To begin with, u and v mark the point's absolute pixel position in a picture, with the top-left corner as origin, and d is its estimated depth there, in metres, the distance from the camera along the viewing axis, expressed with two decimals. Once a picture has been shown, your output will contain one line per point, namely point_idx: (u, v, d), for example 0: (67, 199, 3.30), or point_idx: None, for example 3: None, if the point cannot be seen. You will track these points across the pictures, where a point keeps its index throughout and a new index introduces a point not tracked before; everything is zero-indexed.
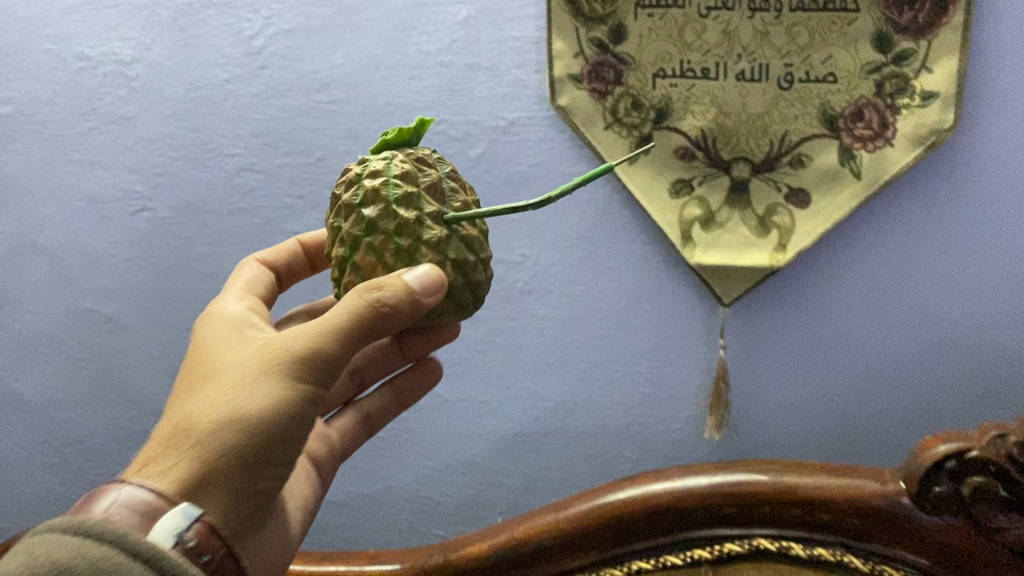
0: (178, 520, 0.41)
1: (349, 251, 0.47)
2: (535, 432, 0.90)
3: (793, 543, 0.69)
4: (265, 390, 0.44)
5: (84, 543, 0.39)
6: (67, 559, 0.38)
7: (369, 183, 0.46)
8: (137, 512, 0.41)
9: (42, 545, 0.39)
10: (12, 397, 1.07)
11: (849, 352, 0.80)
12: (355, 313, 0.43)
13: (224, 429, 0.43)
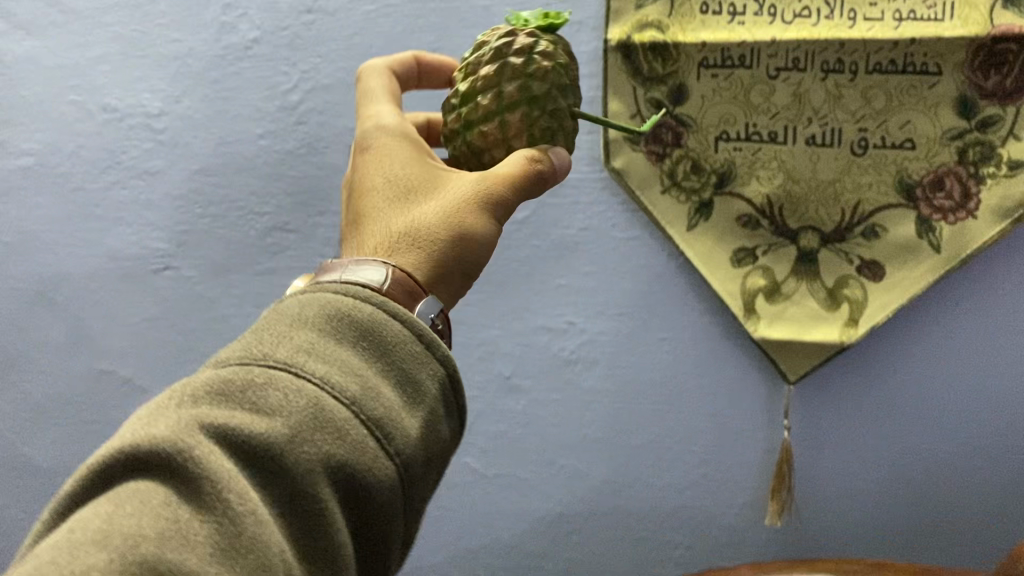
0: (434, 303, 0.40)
1: (503, 108, 0.47)
2: (578, 512, 0.84)
3: None
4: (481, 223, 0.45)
5: (357, 304, 0.36)
6: (351, 308, 0.35)
7: (544, 60, 0.47)
8: (402, 287, 0.39)
9: (321, 296, 0.36)
10: (19, 461, 1.01)
11: (923, 437, 0.75)
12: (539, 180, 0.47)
13: (456, 238, 0.43)
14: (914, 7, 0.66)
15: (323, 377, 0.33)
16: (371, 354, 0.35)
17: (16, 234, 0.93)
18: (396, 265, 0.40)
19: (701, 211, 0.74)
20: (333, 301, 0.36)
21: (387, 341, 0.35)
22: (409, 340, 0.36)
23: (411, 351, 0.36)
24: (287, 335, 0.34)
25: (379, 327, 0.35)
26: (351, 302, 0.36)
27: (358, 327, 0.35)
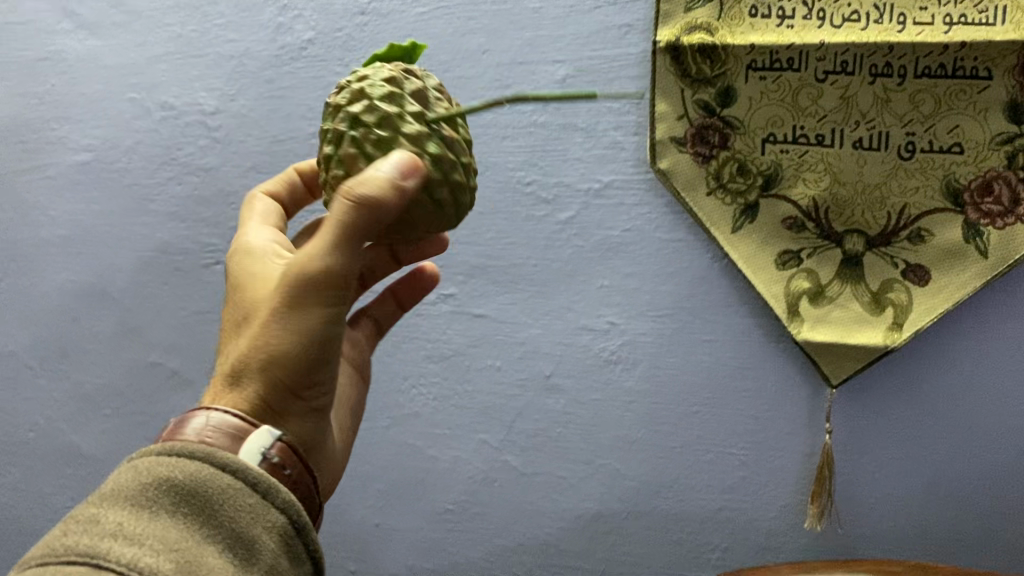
0: (265, 438, 0.43)
1: (336, 147, 0.47)
2: (616, 512, 0.85)
3: None
4: (304, 314, 0.43)
5: (170, 471, 0.39)
6: (174, 473, 0.39)
7: (356, 85, 0.47)
8: (224, 432, 0.42)
9: (144, 462, 0.40)
10: (69, 449, 1.04)
11: (964, 447, 0.75)
12: (356, 217, 0.41)
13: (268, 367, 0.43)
14: (965, 12, 0.66)
15: (131, 560, 0.35)
16: (191, 519, 0.38)
17: (73, 227, 0.96)
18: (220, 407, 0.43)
19: (746, 213, 0.75)
20: (153, 471, 0.39)
21: (207, 502, 0.39)
22: (238, 495, 0.40)
23: (240, 503, 0.40)
24: (100, 520, 0.37)
25: (202, 489, 0.39)
26: (173, 470, 0.39)
27: (178, 499, 0.38)
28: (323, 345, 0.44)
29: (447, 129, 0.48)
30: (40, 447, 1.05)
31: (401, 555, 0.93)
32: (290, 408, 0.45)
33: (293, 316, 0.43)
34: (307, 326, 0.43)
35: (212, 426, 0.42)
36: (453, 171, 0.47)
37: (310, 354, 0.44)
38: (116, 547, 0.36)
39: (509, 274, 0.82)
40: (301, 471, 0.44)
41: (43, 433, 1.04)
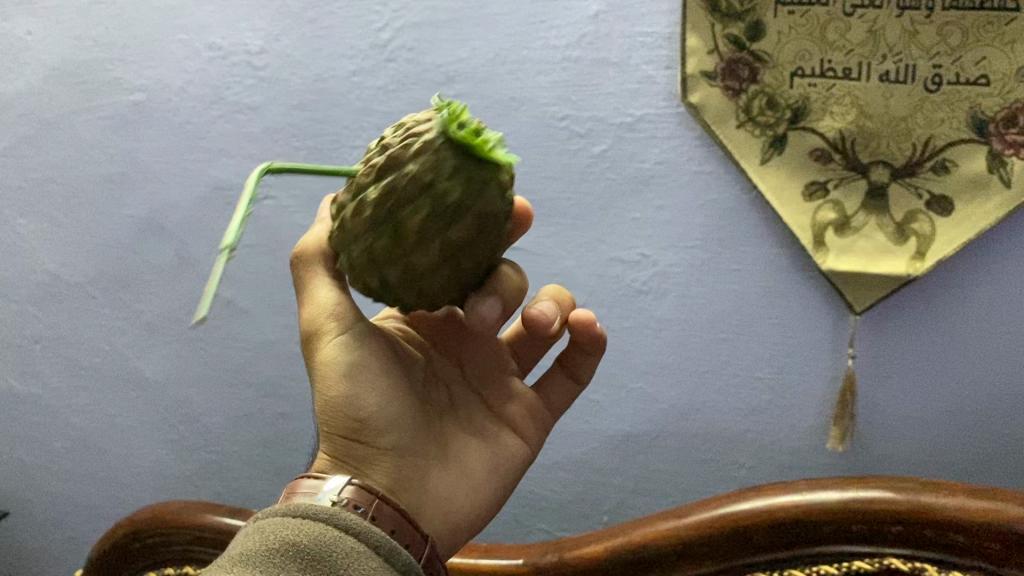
0: (333, 486, 0.47)
1: None
2: (646, 432, 0.89)
3: (928, 565, 0.65)
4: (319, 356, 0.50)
5: (298, 531, 0.43)
6: (299, 537, 0.43)
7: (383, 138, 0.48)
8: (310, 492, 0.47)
9: (270, 525, 0.44)
10: (133, 374, 1.10)
11: (983, 371, 0.77)
12: (304, 270, 0.51)
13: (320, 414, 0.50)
14: None
15: None
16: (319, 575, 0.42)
17: (130, 164, 1.01)
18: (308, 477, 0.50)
19: (775, 145, 0.77)
20: (279, 536, 0.43)
21: (335, 563, 0.43)
22: (362, 559, 0.43)
23: (363, 567, 0.43)
24: None
25: (327, 551, 0.43)
26: (299, 533, 0.43)
27: (304, 563, 0.42)
28: (346, 374, 0.49)
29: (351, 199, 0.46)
30: (107, 372, 1.11)
31: None
32: (359, 449, 0.49)
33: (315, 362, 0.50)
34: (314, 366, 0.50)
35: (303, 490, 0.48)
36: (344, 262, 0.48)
37: (338, 385, 0.49)
38: None
39: (544, 207, 0.85)
40: (382, 505, 0.47)
41: (108, 359, 1.11)
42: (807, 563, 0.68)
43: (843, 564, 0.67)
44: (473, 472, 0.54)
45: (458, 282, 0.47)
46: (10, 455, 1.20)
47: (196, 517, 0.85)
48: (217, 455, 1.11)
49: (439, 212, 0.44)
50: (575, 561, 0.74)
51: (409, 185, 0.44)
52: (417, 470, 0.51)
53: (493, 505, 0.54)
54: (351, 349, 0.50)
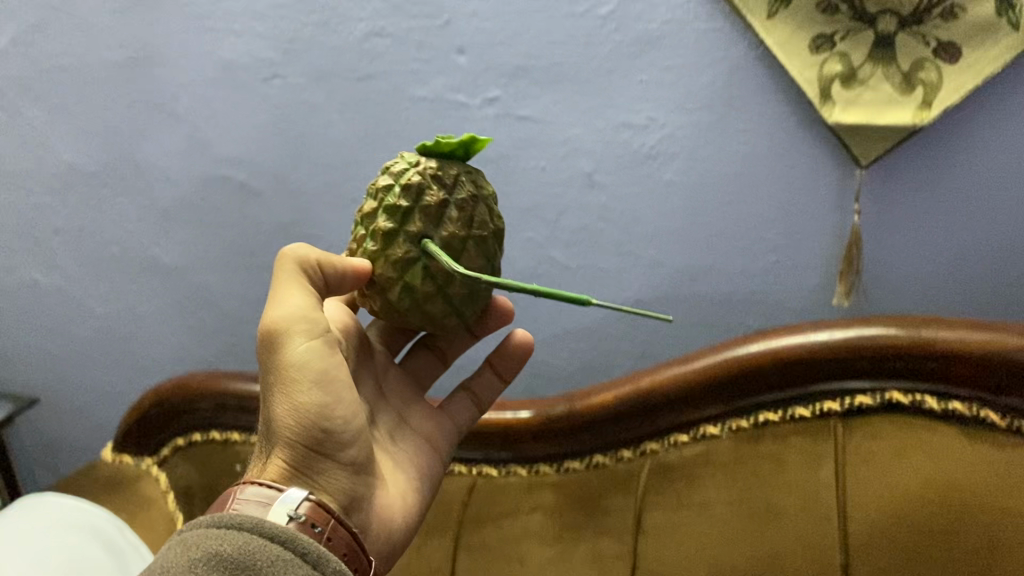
0: (289, 503, 0.49)
1: None
2: (654, 298, 0.91)
3: (927, 397, 0.66)
4: (285, 368, 0.52)
5: (224, 534, 0.45)
6: (223, 548, 0.44)
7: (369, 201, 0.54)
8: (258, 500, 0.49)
9: (194, 537, 0.45)
10: (152, 260, 1.12)
11: (988, 221, 0.79)
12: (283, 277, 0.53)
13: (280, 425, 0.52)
14: None
15: None
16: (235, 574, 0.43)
17: (135, 47, 1.01)
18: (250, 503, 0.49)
19: None
20: (204, 549, 0.44)
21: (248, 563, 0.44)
22: (290, 567, 0.45)
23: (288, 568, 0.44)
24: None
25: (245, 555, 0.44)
26: (226, 544, 0.44)
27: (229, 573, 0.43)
28: (317, 382, 0.52)
29: (399, 256, 0.50)
30: (128, 261, 1.13)
31: None
32: (322, 459, 0.53)
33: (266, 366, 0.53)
34: (294, 388, 0.52)
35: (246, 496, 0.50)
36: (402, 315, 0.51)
37: (311, 396, 0.52)
38: None
39: (551, 73, 0.85)
40: (335, 526, 0.50)
41: (128, 247, 1.13)
42: (810, 402, 0.69)
43: (846, 401, 0.68)
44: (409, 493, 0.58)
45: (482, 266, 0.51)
46: (36, 345, 1.22)
47: (221, 386, 0.87)
48: (237, 339, 1.13)
49: (440, 219, 0.49)
50: (583, 411, 0.76)
51: (416, 196, 0.49)
52: (369, 484, 0.56)
53: (419, 520, 0.60)
54: (319, 363, 0.52)
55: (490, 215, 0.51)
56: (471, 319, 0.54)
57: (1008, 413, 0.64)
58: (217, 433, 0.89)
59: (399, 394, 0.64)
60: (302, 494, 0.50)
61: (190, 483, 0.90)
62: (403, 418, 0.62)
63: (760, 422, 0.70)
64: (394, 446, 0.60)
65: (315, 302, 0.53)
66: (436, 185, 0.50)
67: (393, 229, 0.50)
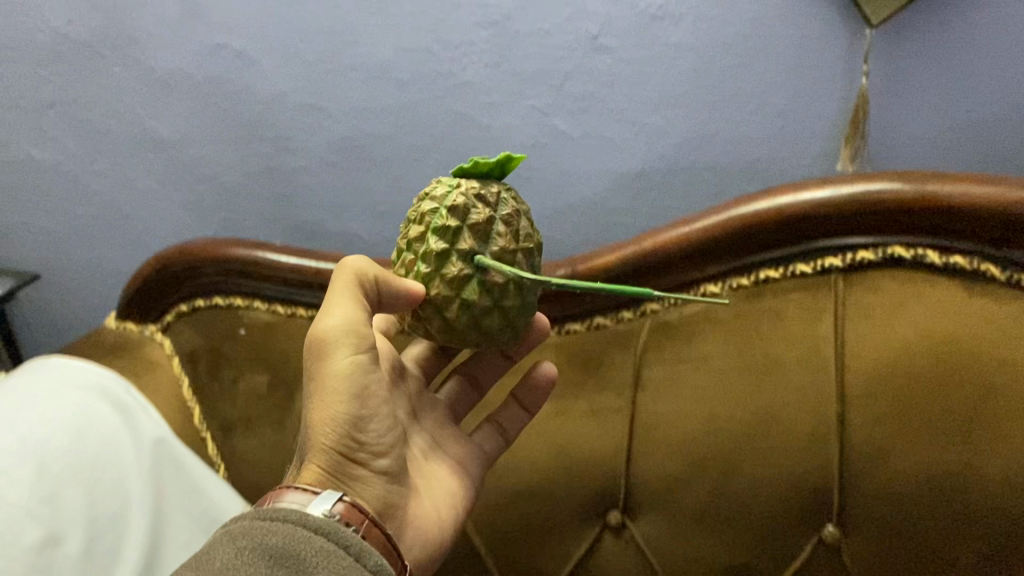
0: (327, 501, 0.50)
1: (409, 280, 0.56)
2: (659, 168, 0.90)
3: (928, 252, 0.65)
4: (329, 381, 0.53)
5: (270, 526, 0.47)
6: (272, 540, 0.45)
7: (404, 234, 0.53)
8: (300, 500, 0.50)
9: (243, 528, 0.47)
10: (147, 133, 1.08)
11: (999, 82, 0.77)
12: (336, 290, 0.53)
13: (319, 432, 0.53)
14: None
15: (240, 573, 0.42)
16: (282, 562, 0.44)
17: None
18: (291, 498, 0.51)
19: None
20: (252, 540, 0.46)
21: (294, 552, 0.45)
22: (334, 558, 0.46)
23: (333, 563, 0.45)
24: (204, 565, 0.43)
25: (292, 547, 0.45)
26: (273, 536, 0.46)
27: (276, 561, 0.44)
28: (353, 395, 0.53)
29: (454, 269, 0.49)
30: (120, 137, 1.09)
31: None
32: (355, 467, 0.54)
33: (314, 374, 0.53)
34: (337, 401, 0.52)
35: (289, 499, 0.51)
36: (458, 335, 0.51)
37: (347, 406, 0.53)
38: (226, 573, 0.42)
39: None
40: (369, 526, 0.50)
41: (122, 122, 1.08)
42: (811, 258, 0.69)
43: (847, 257, 0.68)
44: (444, 513, 0.61)
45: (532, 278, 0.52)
46: (34, 223, 1.20)
47: (220, 252, 0.86)
48: (236, 215, 1.10)
49: (487, 231, 0.50)
50: (585, 274, 0.76)
51: (462, 213, 0.49)
52: (400, 494, 0.57)
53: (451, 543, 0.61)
54: (355, 375, 0.53)
55: (529, 230, 0.52)
56: (519, 331, 0.53)
57: (1008, 268, 0.63)
58: (217, 299, 0.89)
59: (433, 417, 0.66)
60: (338, 496, 0.51)
61: (196, 348, 0.89)
62: (437, 441, 0.65)
63: (761, 279, 0.70)
64: (427, 468, 0.62)
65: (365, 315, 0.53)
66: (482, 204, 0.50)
67: (446, 248, 0.49)
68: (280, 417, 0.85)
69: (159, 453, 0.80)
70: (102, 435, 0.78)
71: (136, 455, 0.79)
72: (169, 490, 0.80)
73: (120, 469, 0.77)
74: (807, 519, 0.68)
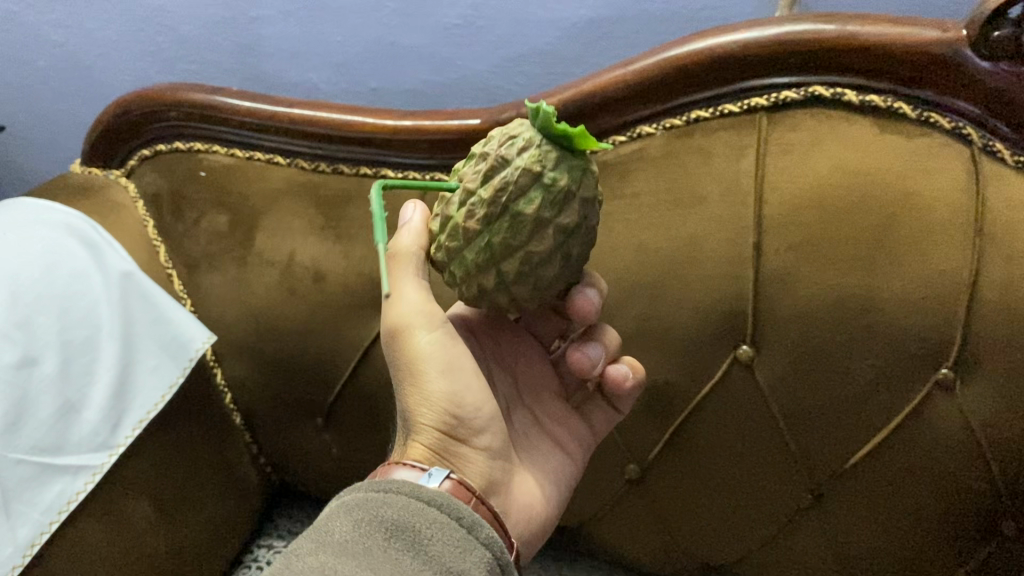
0: (438, 473, 0.59)
1: None
2: (608, 18, 0.92)
3: (847, 91, 0.70)
4: (419, 365, 0.60)
5: (393, 486, 0.56)
6: (398, 499, 0.55)
7: None
8: (418, 466, 0.60)
9: (378, 484, 0.57)
10: None
11: None
12: (400, 279, 0.59)
13: (421, 413, 0.61)
14: None
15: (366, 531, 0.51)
16: (398, 517, 0.53)
17: None
18: (404, 464, 0.60)
19: None
20: (369, 513, 0.53)
21: (412, 513, 0.54)
22: (446, 529, 0.54)
23: (445, 528, 0.53)
24: (341, 518, 0.53)
25: (412, 508, 0.54)
26: (388, 509, 0.54)
27: (392, 531, 0.52)
28: (443, 374, 0.60)
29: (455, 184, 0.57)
30: None
31: (415, 73, 1.04)
32: (456, 445, 0.62)
33: (405, 361, 0.60)
34: (432, 386, 0.60)
35: (405, 467, 0.60)
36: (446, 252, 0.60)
37: (439, 385, 0.60)
38: (357, 527, 0.52)
39: None
40: (475, 502, 0.59)
41: None
42: (739, 98, 0.72)
43: (773, 96, 0.71)
44: (545, 495, 0.70)
45: (482, 236, 0.53)
46: None
47: (180, 95, 0.89)
48: (197, 66, 1.11)
49: (475, 167, 0.54)
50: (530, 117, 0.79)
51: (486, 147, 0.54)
52: (501, 470, 0.66)
53: (555, 512, 0.71)
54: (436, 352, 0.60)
55: (502, 195, 0.51)
56: (460, 285, 0.56)
57: (918, 104, 0.68)
58: (178, 142, 0.91)
59: (540, 397, 0.76)
60: (444, 474, 0.59)
61: (159, 190, 0.92)
62: (539, 420, 0.74)
63: (692, 119, 0.74)
64: (531, 448, 0.72)
65: (428, 294, 0.60)
66: (495, 143, 0.53)
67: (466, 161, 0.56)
68: (241, 254, 0.88)
69: (126, 286, 0.84)
70: (71, 269, 0.82)
71: (105, 287, 0.83)
72: (138, 320, 0.84)
73: (91, 296, 0.82)
74: (723, 340, 0.74)
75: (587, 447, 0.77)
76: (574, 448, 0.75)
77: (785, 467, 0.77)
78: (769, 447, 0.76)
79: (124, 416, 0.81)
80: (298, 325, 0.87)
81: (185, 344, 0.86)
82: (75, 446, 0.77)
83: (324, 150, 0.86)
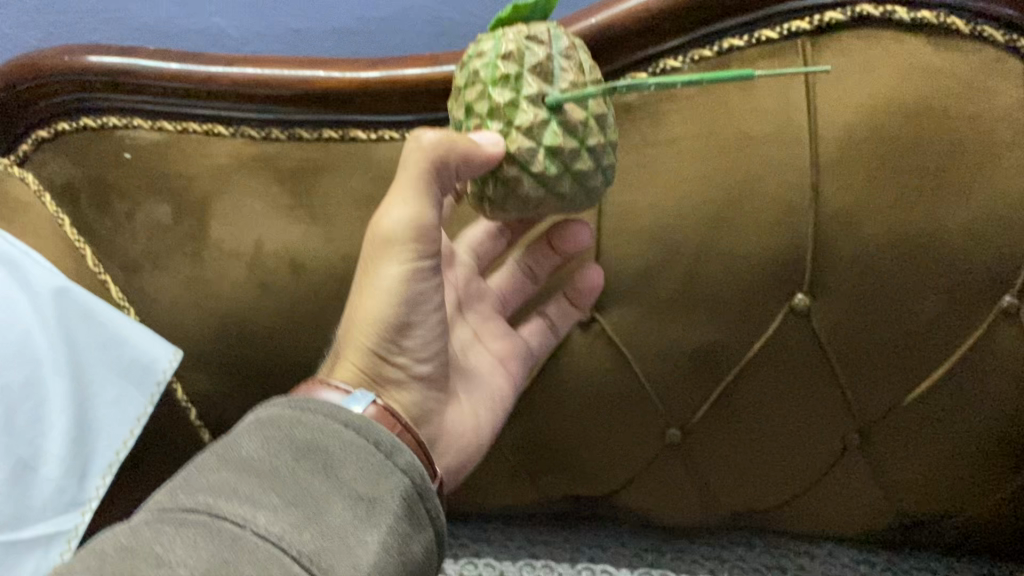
0: (362, 398, 0.55)
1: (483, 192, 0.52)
2: None
3: (896, 7, 0.61)
4: (381, 280, 0.56)
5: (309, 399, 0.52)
6: (310, 414, 0.50)
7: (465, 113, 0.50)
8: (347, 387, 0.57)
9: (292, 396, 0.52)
10: None
11: None
12: (413, 175, 0.52)
13: (360, 323, 0.58)
14: None
15: (266, 444, 0.47)
16: (306, 434, 0.48)
17: None
18: (326, 384, 0.56)
19: None
20: (280, 429, 0.49)
21: (325, 429, 0.49)
22: (362, 454, 0.49)
23: (359, 451, 0.49)
24: (244, 427, 0.49)
25: (323, 423, 0.49)
26: (301, 427, 0.49)
27: (301, 449, 0.47)
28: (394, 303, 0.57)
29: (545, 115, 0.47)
30: None
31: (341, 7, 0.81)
32: (391, 370, 0.60)
33: (374, 262, 0.56)
34: (380, 305, 0.57)
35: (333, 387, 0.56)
36: (560, 187, 0.48)
37: (390, 309, 0.57)
38: (259, 441, 0.47)
39: None
40: (401, 431, 0.55)
41: None
42: (778, 23, 0.63)
43: (817, 19, 0.63)
44: (475, 417, 0.69)
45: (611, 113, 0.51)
46: None
47: (77, 60, 0.70)
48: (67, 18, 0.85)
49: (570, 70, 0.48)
50: None
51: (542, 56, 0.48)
52: (435, 399, 0.65)
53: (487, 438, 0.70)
54: (407, 274, 0.57)
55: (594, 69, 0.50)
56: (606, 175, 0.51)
57: (973, 19, 0.61)
58: (86, 121, 0.73)
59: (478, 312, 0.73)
60: (369, 399, 0.55)
61: (72, 180, 0.75)
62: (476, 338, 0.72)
63: (724, 50, 0.65)
64: (466, 370, 0.70)
65: (426, 210, 0.54)
66: (546, 40, 0.49)
67: (514, 99, 0.47)
68: (195, 248, 0.75)
69: (61, 307, 0.70)
70: None
71: (35, 311, 0.68)
72: (83, 345, 0.71)
73: (19, 326, 0.67)
74: (775, 292, 0.69)
75: (524, 369, 0.74)
76: (512, 370, 0.73)
77: (835, 414, 0.74)
78: (819, 393, 0.73)
79: (89, 464, 0.70)
80: (276, 325, 0.77)
81: (148, 367, 0.72)
82: (39, 514, 0.66)
83: (272, 115, 0.70)
